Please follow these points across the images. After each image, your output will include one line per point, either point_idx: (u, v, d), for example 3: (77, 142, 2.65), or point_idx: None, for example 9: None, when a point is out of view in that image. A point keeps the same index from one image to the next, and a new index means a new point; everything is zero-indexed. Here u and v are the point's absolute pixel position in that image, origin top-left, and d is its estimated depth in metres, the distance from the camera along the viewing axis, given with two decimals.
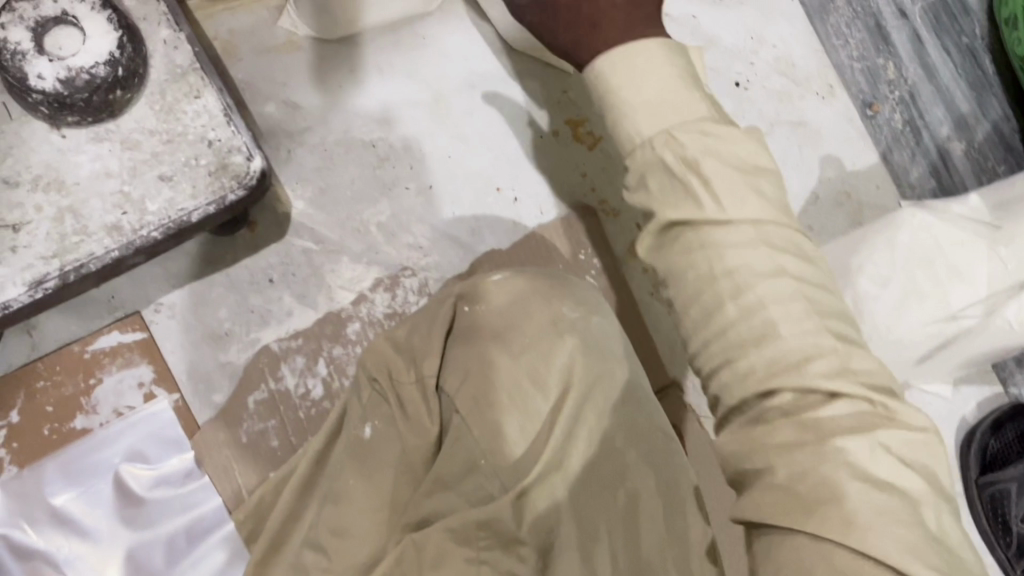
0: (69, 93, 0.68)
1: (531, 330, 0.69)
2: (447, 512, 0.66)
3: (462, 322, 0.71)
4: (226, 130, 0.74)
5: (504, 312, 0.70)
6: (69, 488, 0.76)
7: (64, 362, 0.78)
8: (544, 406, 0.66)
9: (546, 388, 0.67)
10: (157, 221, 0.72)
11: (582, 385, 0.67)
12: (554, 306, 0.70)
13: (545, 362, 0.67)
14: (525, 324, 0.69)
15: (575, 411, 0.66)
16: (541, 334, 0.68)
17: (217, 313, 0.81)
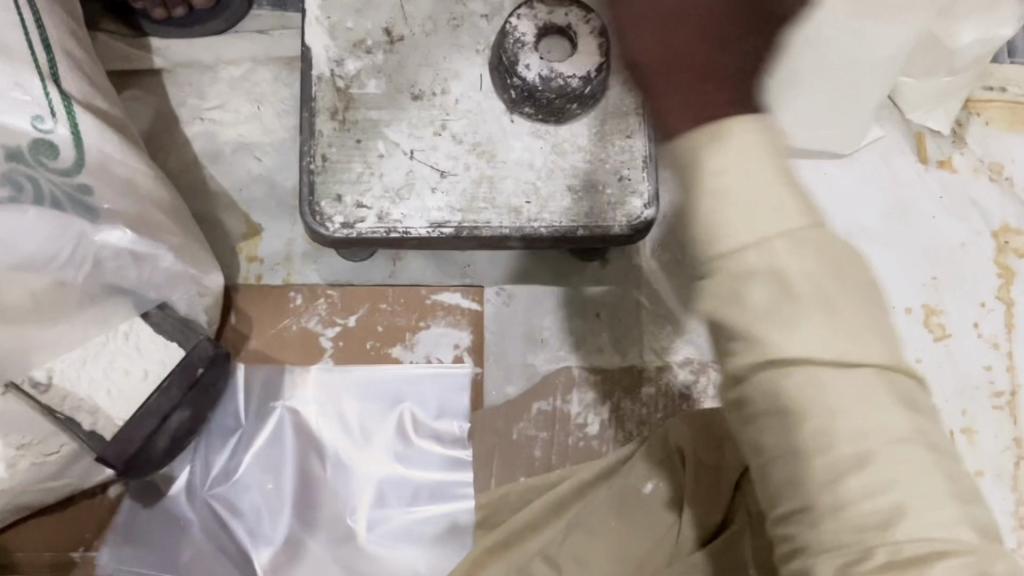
0: (542, 89, 0.77)
1: (750, 171, 0.46)
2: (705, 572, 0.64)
3: (678, 108, 0.47)
4: (639, 173, 0.81)
5: (719, 154, 0.46)
6: (361, 400, 0.83)
7: (408, 298, 0.86)
8: (822, 459, 0.47)
9: (759, 316, 0.47)
10: (551, 220, 0.80)
11: (815, 371, 0.47)
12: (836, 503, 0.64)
13: (768, 260, 0.47)
14: (749, 132, 0.47)
15: (790, 431, 0.48)
16: (762, 213, 0.47)
17: (543, 319, 0.88)
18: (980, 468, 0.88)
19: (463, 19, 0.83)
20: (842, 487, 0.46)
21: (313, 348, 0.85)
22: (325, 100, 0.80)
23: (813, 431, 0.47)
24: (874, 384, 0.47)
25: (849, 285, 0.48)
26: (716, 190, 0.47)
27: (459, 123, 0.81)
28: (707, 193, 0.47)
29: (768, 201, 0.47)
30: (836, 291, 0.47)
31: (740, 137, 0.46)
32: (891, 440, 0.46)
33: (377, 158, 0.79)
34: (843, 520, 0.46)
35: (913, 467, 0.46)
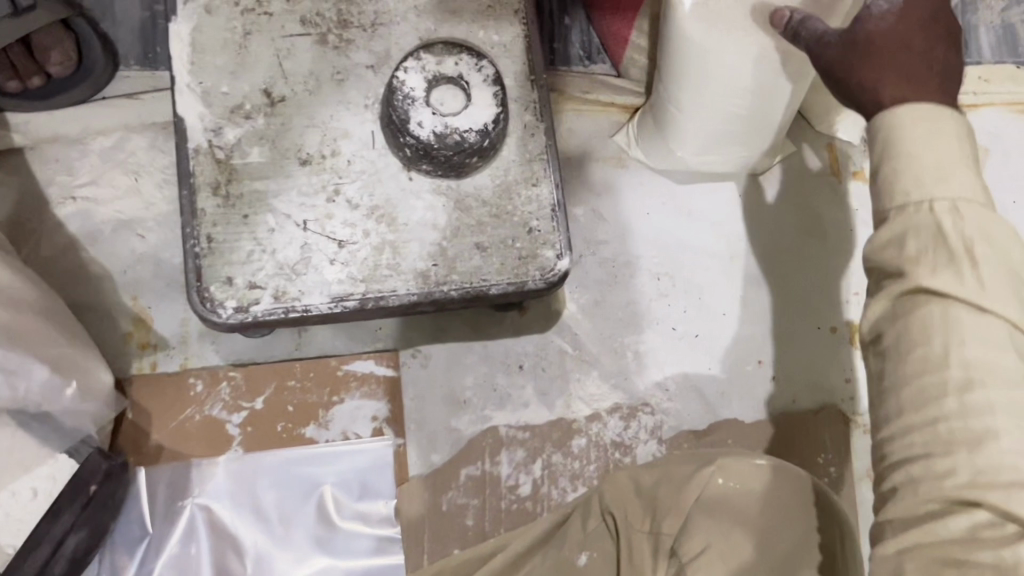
0: (437, 146, 0.73)
1: (939, 154, 0.47)
2: None
3: (881, 74, 0.50)
4: (548, 224, 0.77)
5: (912, 116, 0.48)
6: (277, 488, 0.78)
7: (318, 371, 0.81)
8: (933, 376, 0.45)
9: (907, 266, 0.47)
10: (459, 283, 0.75)
11: (953, 313, 0.45)
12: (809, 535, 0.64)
13: (939, 215, 0.46)
14: (947, 120, 0.48)
15: (912, 350, 0.46)
16: (946, 178, 0.47)
17: (463, 379, 0.83)
18: None
19: (347, 73, 0.78)
20: (939, 403, 0.44)
21: (219, 437, 0.79)
22: (205, 175, 0.74)
23: (933, 351, 0.45)
24: (1008, 336, 0.44)
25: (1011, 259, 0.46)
26: (909, 161, 0.48)
27: (353, 186, 0.75)
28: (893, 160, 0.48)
29: (948, 172, 0.47)
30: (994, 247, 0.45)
31: (915, 114, 0.48)
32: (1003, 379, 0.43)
33: (267, 233, 0.74)
34: (932, 431, 0.44)
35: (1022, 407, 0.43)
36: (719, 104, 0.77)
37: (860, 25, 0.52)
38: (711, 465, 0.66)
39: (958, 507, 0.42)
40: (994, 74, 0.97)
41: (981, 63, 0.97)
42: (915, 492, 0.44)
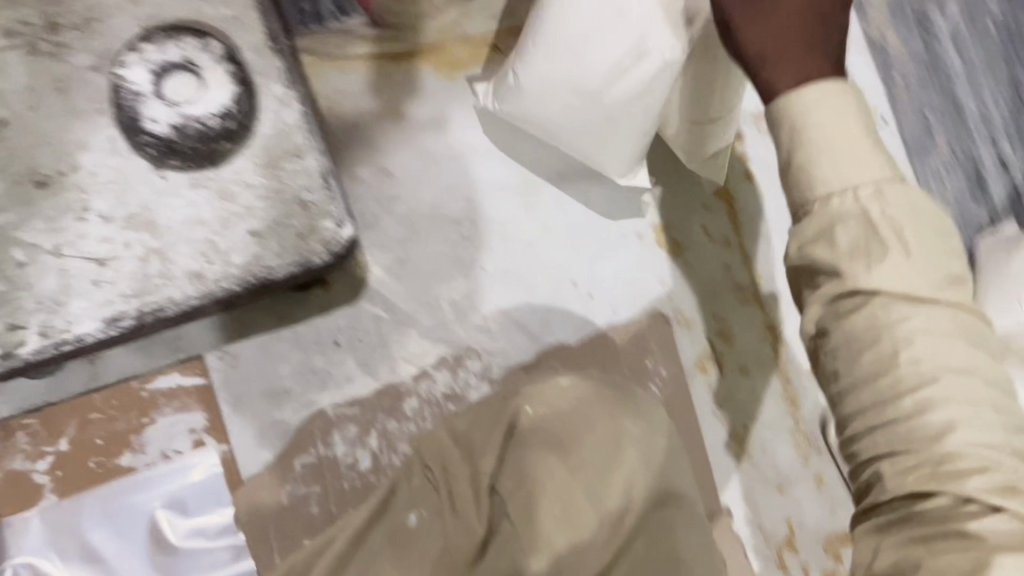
0: (179, 140, 0.70)
1: (835, 138, 0.48)
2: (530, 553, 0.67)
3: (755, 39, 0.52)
4: (322, 193, 0.74)
5: (822, 99, 0.49)
6: (103, 525, 0.74)
7: (120, 397, 0.77)
8: (887, 378, 0.45)
9: (840, 257, 0.47)
10: (240, 275, 0.71)
11: (895, 306, 0.46)
12: (620, 421, 0.73)
13: (864, 201, 0.47)
14: (843, 97, 0.49)
15: (861, 351, 0.46)
16: (849, 162, 0.48)
17: (279, 369, 0.81)
18: (745, 365, 0.90)
19: (69, 79, 0.72)
20: (899, 404, 0.45)
21: (28, 489, 0.75)
22: None
23: (883, 351, 0.46)
24: (954, 323, 0.45)
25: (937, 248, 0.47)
26: (817, 144, 0.48)
27: (102, 199, 0.70)
28: (801, 153, 0.49)
29: (854, 154, 0.48)
30: (916, 230, 0.47)
31: (823, 97, 0.49)
32: (943, 367, 0.45)
33: (16, 268, 0.68)
34: (887, 434, 0.45)
35: (975, 395, 0.44)
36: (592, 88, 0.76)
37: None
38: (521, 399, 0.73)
39: (924, 497, 0.44)
40: None
41: None
42: (887, 490, 0.46)
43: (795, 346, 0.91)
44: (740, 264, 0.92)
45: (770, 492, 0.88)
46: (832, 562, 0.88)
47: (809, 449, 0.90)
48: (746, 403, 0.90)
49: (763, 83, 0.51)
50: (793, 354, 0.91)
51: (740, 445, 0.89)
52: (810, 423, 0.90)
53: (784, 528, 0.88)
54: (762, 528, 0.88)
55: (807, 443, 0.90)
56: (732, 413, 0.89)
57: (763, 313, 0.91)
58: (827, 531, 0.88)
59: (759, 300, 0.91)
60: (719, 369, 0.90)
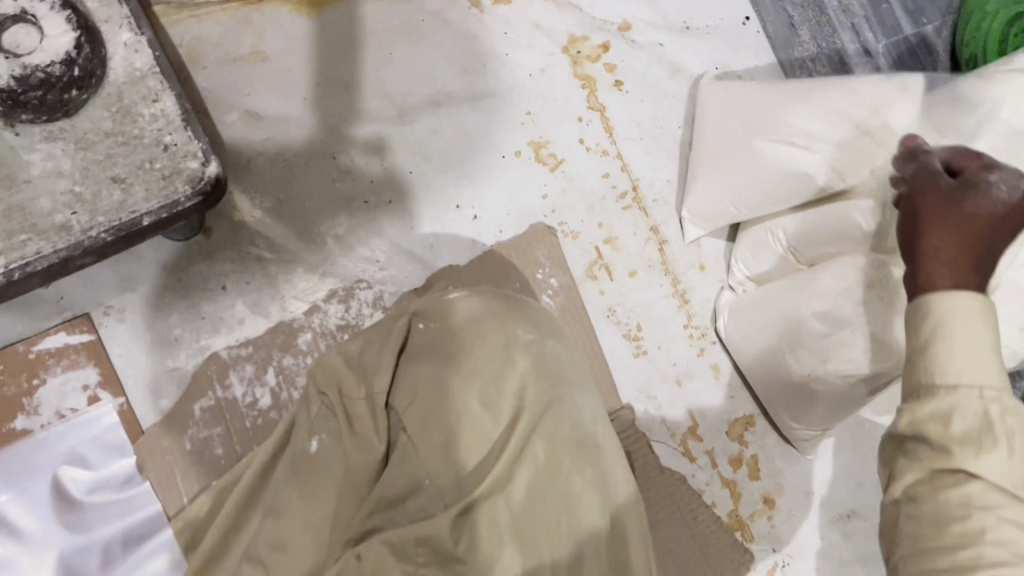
0: (23, 90, 0.68)
1: (979, 343, 0.50)
2: (430, 474, 0.64)
3: (944, 241, 0.56)
4: (183, 135, 0.74)
5: (964, 303, 0.51)
6: (4, 490, 0.74)
7: (7, 361, 0.77)
8: (957, 529, 0.47)
9: (952, 442, 0.49)
10: (106, 222, 0.72)
11: (989, 493, 0.47)
12: (510, 326, 0.69)
13: (987, 400, 0.49)
14: (975, 313, 0.51)
15: (948, 522, 0.48)
16: (978, 362, 0.50)
17: (168, 318, 0.81)
18: (633, 268, 0.93)
19: None
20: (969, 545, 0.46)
21: None
22: None
23: (969, 527, 0.47)
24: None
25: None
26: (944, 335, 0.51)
27: None
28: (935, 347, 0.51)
29: (980, 361, 0.50)
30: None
31: (961, 304, 0.51)
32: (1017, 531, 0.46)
33: None
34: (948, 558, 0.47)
35: None
36: (739, 151, 0.85)
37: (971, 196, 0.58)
38: (410, 315, 0.70)
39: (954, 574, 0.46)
40: None
41: None
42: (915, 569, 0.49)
43: (678, 245, 0.94)
44: (618, 171, 0.94)
45: (671, 386, 0.91)
46: (735, 445, 0.92)
47: (702, 341, 0.93)
48: (638, 304, 0.92)
49: (921, 275, 0.55)
50: (677, 253, 0.94)
51: (637, 344, 0.91)
52: (701, 317, 0.94)
53: (687, 418, 0.91)
54: (666, 420, 0.91)
55: (699, 335, 0.93)
56: (627, 315, 0.92)
57: (646, 217, 0.94)
58: (728, 417, 0.92)
59: (640, 204, 0.94)
60: (609, 275, 0.92)
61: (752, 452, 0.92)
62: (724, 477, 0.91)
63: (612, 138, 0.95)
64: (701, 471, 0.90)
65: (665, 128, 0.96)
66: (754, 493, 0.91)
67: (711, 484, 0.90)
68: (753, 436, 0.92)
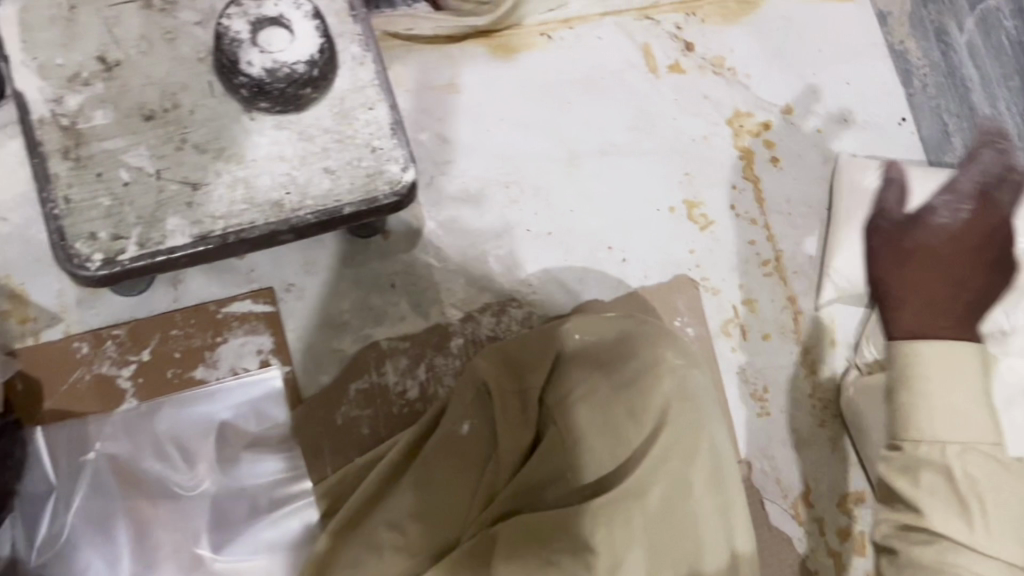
0: (270, 81, 0.79)
1: (951, 394, 0.75)
2: (570, 467, 0.71)
3: None
4: (389, 142, 0.83)
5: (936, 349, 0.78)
6: (178, 429, 0.83)
7: (198, 317, 0.85)
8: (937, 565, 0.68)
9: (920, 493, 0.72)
10: (313, 206, 0.81)
11: (956, 546, 0.68)
12: (659, 349, 0.75)
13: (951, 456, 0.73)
14: None
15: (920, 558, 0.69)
16: (947, 416, 0.74)
17: (340, 304, 0.89)
18: (766, 332, 0.97)
19: (177, 31, 0.82)
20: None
21: (111, 392, 0.82)
22: (53, 142, 0.78)
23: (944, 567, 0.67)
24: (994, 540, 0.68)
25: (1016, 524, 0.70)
26: (926, 387, 0.76)
27: (199, 133, 0.80)
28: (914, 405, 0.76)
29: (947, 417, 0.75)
30: (993, 497, 0.70)
31: None
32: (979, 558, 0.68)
33: (121, 186, 0.78)
34: None
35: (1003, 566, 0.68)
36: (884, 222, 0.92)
37: None
38: (566, 325, 0.79)
39: None
40: None
41: None
42: None
43: (813, 318, 0.98)
44: (763, 240, 1.00)
45: (788, 450, 0.94)
46: (845, 519, 0.93)
47: (825, 413, 0.96)
48: (767, 366, 0.96)
49: None
50: (811, 326, 0.98)
51: (761, 404, 0.95)
52: (827, 390, 0.96)
53: (800, 483, 0.93)
54: (779, 481, 0.93)
55: (823, 407, 0.96)
56: (755, 375, 0.96)
57: (784, 286, 0.99)
58: (842, 491, 0.93)
59: (780, 274, 0.99)
60: (742, 334, 0.96)
61: (862, 529, 0.93)
62: (831, 548, 0.92)
63: (762, 210, 1.01)
64: (810, 537, 0.92)
65: (812, 208, 1.01)
66: (861, 569, 0.91)
67: (818, 551, 0.91)
68: (865, 513, 0.93)
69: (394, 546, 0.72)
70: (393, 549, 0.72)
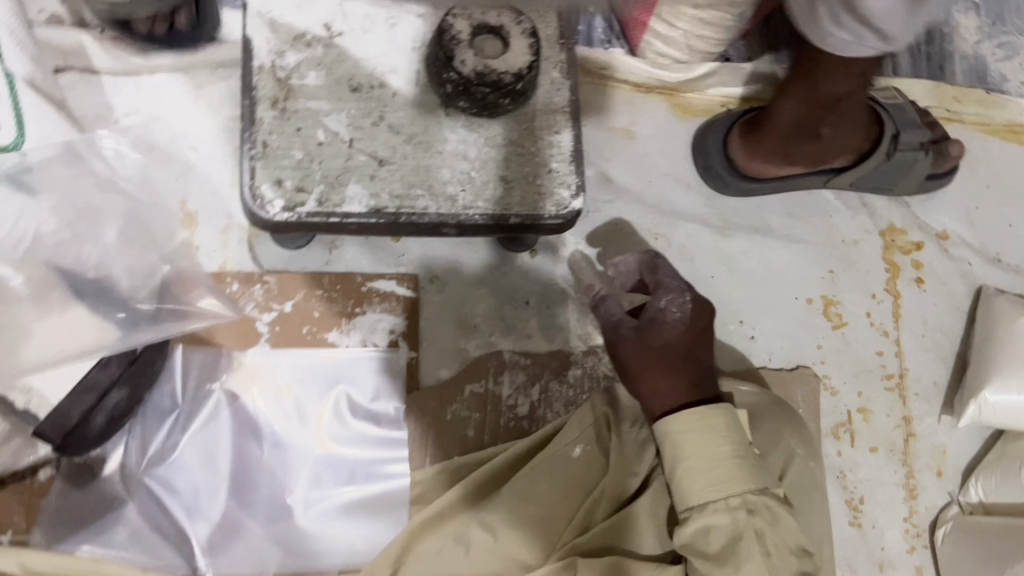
0: (476, 83, 0.82)
1: (686, 440, 0.72)
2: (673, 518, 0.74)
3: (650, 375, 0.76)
4: (566, 167, 0.86)
5: (682, 424, 0.73)
6: (299, 382, 0.85)
7: (344, 284, 0.89)
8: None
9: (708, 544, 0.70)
10: (482, 209, 0.84)
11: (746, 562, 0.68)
12: (786, 438, 0.77)
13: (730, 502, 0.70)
14: (705, 418, 0.73)
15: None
16: (701, 446, 0.72)
17: (474, 307, 0.92)
18: (875, 445, 0.96)
19: (400, 18, 0.87)
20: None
21: (250, 332, 0.86)
22: (266, 89, 0.83)
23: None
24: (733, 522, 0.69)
25: (711, 469, 0.71)
26: (698, 462, 0.71)
27: (396, 115, 0.85)
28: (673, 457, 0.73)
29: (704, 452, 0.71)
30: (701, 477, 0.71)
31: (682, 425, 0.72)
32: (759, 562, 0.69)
33: (316, 145, 0.82)
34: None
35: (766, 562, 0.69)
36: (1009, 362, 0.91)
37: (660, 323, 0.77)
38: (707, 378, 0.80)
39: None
40: (966, 94, 1.08)
41: (956, 86, 1.08)
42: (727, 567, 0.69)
43: (925, 444, 0.97)
44: (892, 355, 0.99)
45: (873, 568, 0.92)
46: None
47: (916, 539, 0.94)
48: (868, 478, 0.95)
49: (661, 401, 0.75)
50: (921, 450, 0.97)
51: (855, 514, 0.93)
52: (923, 518, 0.95)
53: None
54: None
55: (916, 534, 0.94)
56: (854, 483, 0.95)
57: (903, 405, 0.98)
58: None
59: (901, 392, 0.98)
60: (851, 441, 0.96)
61: None
62: None
63: (897, 324, 1.00)
64: None
65: (947, 335, 1.01)
66: None
67: None
68: None
69: (483, 546, 0.74)
70: (482, 549, 0.74)
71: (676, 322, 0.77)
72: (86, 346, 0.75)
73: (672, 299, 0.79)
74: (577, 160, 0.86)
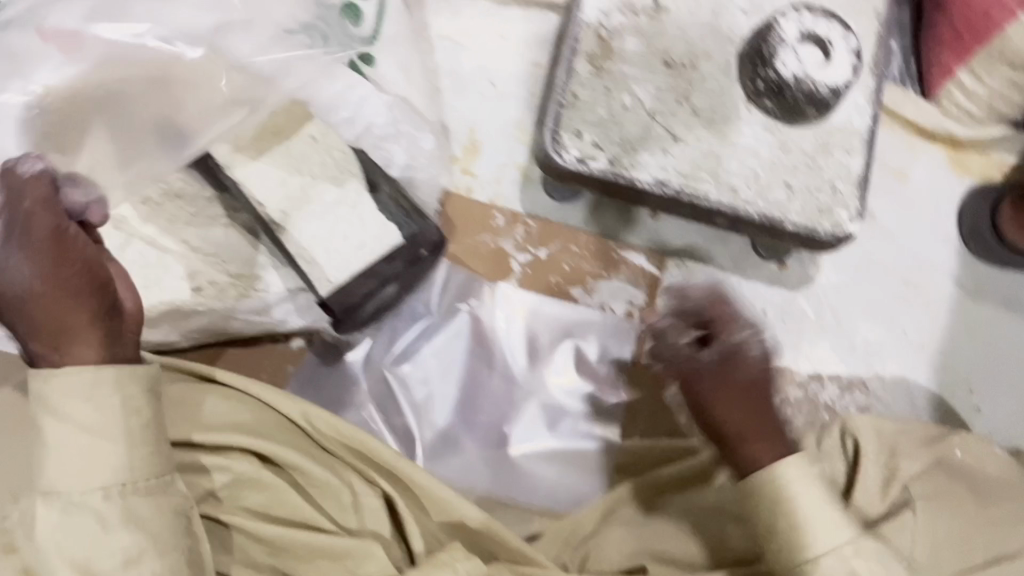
0: (791, 88, 0.83)
1: (921, 518, 0.72)
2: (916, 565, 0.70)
3: (723, 390, 0.79)
4: (851, 190, 0.85)
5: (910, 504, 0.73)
6: (535, 324, 0.89)
7: (598, 246, 0.91)
8: None
9: None
10: (762, 209, 0.85)
11: None
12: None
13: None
14: (927, 500, 0.73)
15: None
16: (935, 524, 0.71)
17: (713, 303, 0.92)
18: None
19: (724, 8, 0.87)
20: None
21: (503, 267, 0.90)
22: (586, 45, 0.86)
23: None
24: None
25: (946, 549, 0.71)
26: (926, 536, 0.71)
27: (700, 99, 0.86)
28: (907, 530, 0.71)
29: (941, 533, 0.71)
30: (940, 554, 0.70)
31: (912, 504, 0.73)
32: None
33: (622, 108, 0.85)
34: None
35: None
36: None
37: (732, 364, 0.80)
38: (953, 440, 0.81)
39: None
40: None
41: None
42: None
43: None
44: None
45: None
46: None
47: None
48: None
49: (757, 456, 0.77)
50: None
51: None
52: None
53: None
54: None
55: None
56: None
57: None
58: None
59: None
60: None
61: None
62: None
63: None
64: None
65: None
66: None
67: None
68: None
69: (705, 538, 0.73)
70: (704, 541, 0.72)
71: (740, 369, 0.80)
72: (381, 237, 0.78)
73: (726, 348, 0.82)
74: (862, 185, 0.86)
